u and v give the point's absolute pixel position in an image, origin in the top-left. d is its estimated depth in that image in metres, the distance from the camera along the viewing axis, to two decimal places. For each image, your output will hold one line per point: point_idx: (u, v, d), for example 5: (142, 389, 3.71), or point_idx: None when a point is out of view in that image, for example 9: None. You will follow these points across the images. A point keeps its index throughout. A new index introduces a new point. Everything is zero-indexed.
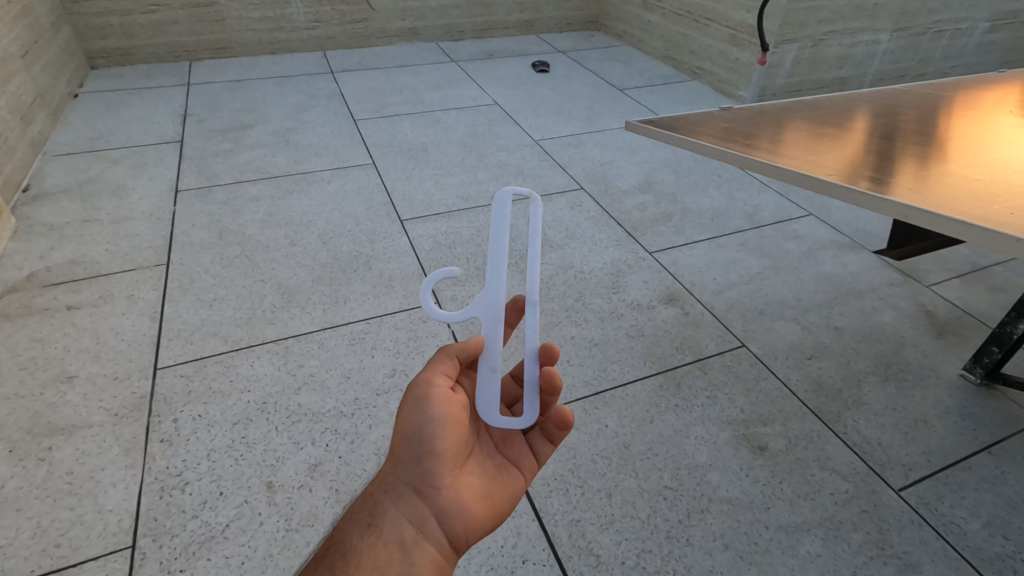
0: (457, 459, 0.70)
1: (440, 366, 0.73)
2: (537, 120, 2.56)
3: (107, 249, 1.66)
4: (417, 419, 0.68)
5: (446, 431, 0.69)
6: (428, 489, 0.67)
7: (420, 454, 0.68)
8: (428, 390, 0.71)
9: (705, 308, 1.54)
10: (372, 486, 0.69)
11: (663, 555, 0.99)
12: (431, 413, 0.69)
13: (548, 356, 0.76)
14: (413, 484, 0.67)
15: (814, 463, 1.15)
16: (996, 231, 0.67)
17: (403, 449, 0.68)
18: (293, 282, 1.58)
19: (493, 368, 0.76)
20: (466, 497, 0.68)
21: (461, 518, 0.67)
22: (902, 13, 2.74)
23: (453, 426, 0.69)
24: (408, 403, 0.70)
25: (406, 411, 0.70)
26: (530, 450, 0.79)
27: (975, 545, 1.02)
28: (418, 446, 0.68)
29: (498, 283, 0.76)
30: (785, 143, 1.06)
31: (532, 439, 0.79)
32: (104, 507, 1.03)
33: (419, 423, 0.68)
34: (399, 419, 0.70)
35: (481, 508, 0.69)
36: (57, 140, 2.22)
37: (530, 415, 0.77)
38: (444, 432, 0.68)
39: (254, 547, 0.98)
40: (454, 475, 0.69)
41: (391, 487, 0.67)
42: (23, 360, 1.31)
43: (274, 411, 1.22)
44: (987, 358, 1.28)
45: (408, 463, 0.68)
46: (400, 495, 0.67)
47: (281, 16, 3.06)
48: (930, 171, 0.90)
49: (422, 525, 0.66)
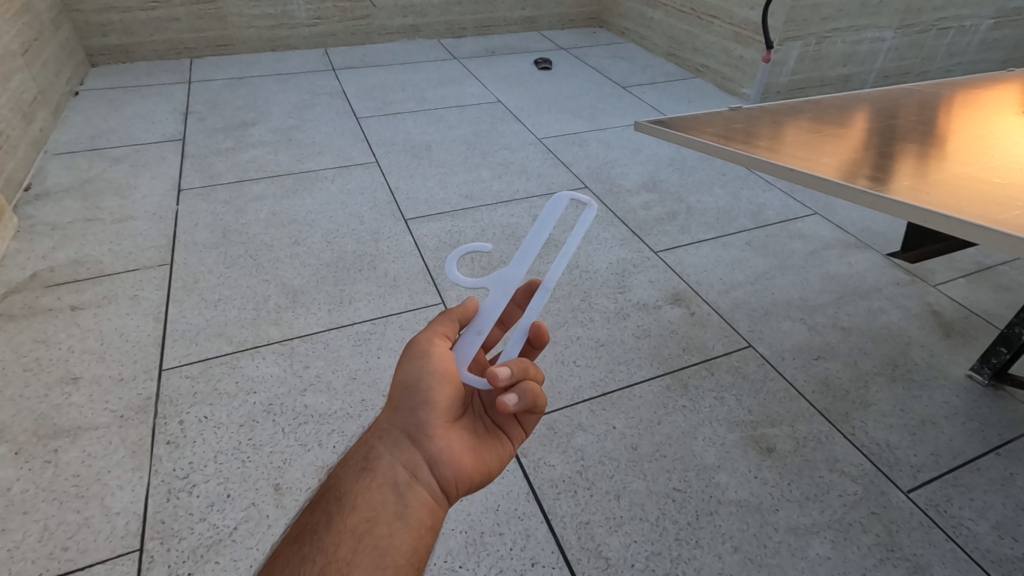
0: (450, 410, 0.71)
1: (437, 327, 0.77)
2: (540, 118, 2.55)
3: (110, 249, 1.65)
4: (413, 371, 0.71)
5: (438, 382, 0.71)
6: (421, 437, 0.69)
7: (414, 404, 0.70)
8: (425, 346, 0.74)
9: (711, 308, 1.54)
10: (370, 435, 0.71)
11: (672, 558, 0.99)
12: (425, 365, 0.72)
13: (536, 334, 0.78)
14: (406, 432, 0.69)
15: (822, 464, 1.15)
16: (999, 232, 0.66)
17: (398, 399, 0.71)
18: (298, 282, 1.57)
19: (480, 330, 0.79)
20: (457, 447, 0.69)
21: (452, 464, 0.68)
22: (907, 10, 2.73)
23: (445, 377, 0.71)
24: (406, 357, 0.74)
25: (403, 364, 0.73)
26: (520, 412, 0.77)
27: (985, 547, 1.02)
28: (412, 396, 0.70)
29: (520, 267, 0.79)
30: (787, 141, 1.05)
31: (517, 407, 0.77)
32: (111, 509, 1.03)
33: (413, 374, 0.71)
34: (397, 371, 0.73)
35: (473, 457, 0.70)
36: (58, 138, 2.21)
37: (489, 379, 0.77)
38: (437, 384, 0.71)
39: (262, 550, 0.98)
40: (445, 426, 0.70)
41: (386, 435, 0.70)
42: (28, 361, 1.30)
43: (281, 412, 1.22)
44: (995, 358, 1.28)
45: (402, 412, 0.70)
46: (394, 442, 0.69)
47: (282, 13, 3.04)
48: (941, 172, 0.88)
49: (414, 470, 0.67)
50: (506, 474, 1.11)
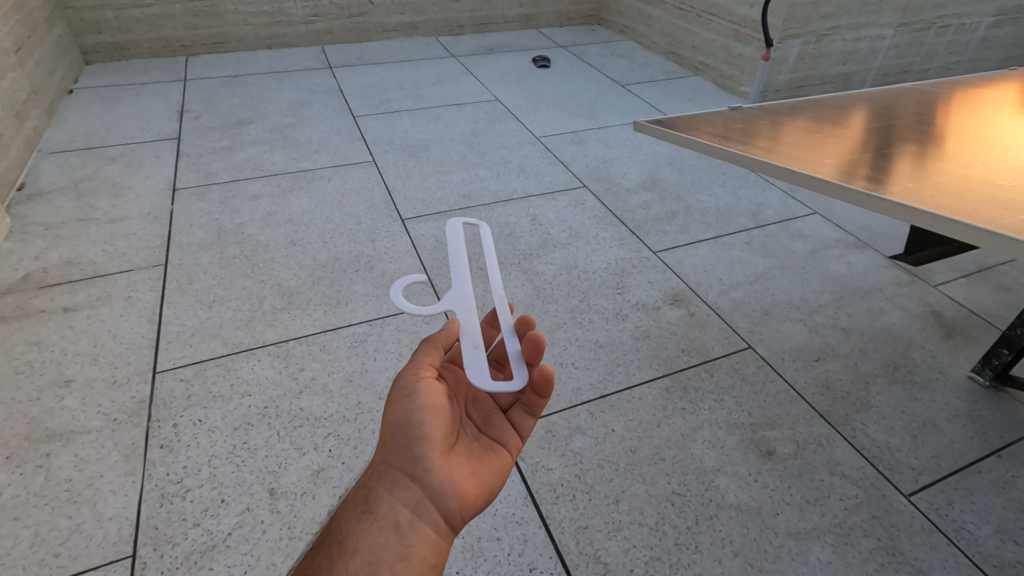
0: (445, 442, 0.71)
1: (424, 359, 0.78)
2: (539, 116, 2.54)
3: (104, 249, 1.64)
4: (405, 408, 0.72)
5: (432, 417, 0.71)
6: (420, 473, 0.69)
7: (409, 440, 0.70)
8: (414, 381, 0.74)
9: (710, 308, 1.53)
10: (367, 476, 0.72)
11: (671, 563, 0.98)
12: (417, 400, 0.72)
13: (525, 325, 0.82)
14: (403, 469, 0.69)
15: (823, 467, 1.14)
16: (994, 232, 0.66)
17: (392, 438, 0.71)
18: (294, 283, 1.56)
19: (476, 344, 0.76)
20: (457, 476, 0.69)
21: (453, 496, 0.68)
22: (906, 8, 2.72)
23: (438, 410, 0.72)
24: (396, 395, 0.74)
25: (394, 402, 0.74)
26: (514, 426, 0.79)
27: (987, 551, 1.01)
28: (407, 433, 0.71)
29: (464, 282, 0.84)
30: (785, 141, 1.03)
31: (512, 416, 0.80)
32: (103, 515, 1.01)
33: (405, 411, 0.72)
34: (389, 410, 0.73)
35: (473, 486, 0.70)
36: (52, 137, 2.19)
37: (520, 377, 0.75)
38: (430, 417, 0.71)
39: (257, 556, 0.97)
40: (443, 456, 0.70)
41: (384, 475, 0.70)
42: (20, 364, 1.29)
43: (275, 415, 1.20)
44: (996, 360, 1.27)
45: (397, 450, 0.70)
46: (393, 481, 0.69)
47: (278, 10, 3.01)
48: (944, 172, 0.87)
49: (416, 507, 0.68)
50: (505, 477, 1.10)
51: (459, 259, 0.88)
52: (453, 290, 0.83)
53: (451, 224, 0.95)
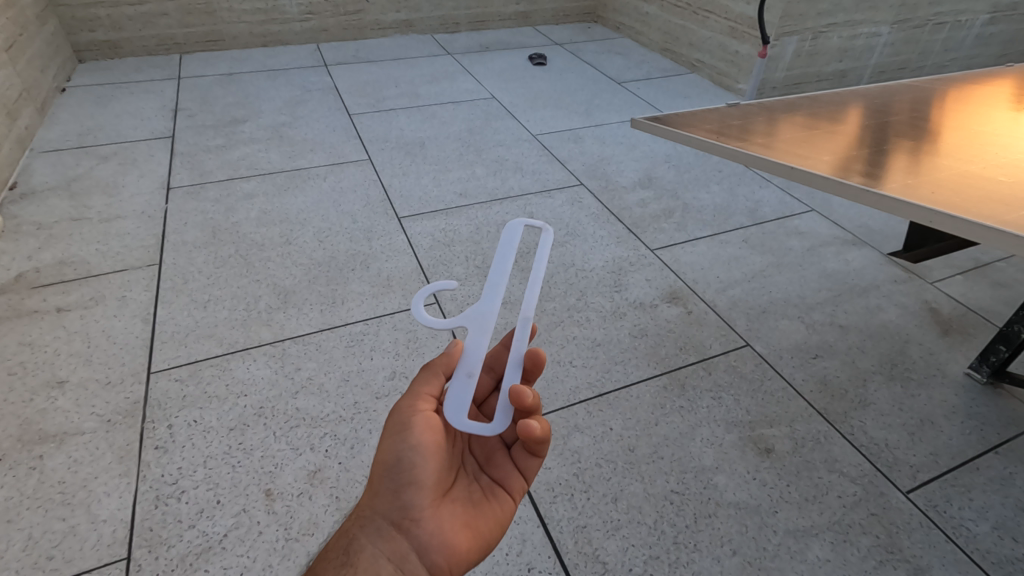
0: (437, 489, 0.69)
1: (421, 390, 0.75)
2: (535, 114, 2.53)
3: (97, 249, 1.62)
4: (396, 450, 0.70)
5: (425, 461, 0.69)
6: (408, 523, 0.67)
7: (398, 485, 0.68)
8: (409, 417, 0.72)
9: (708, 306, 1.52)
10: (352, 523, 0.69)
11: (670, 562, 0.98)
12: (409, 442, 0.70)
13: (533, 362, 0.74)
14: (390, 518, 0.67)
15: (821, 465, 1.14)
16: (992, 228, 0.65)
17: (381, 482, 0.69)
18: (290, 282, 1.54)
19: (470, 373, 0.75)
20: (448, 528, 0.68)
21: (441, 550, 0.66)
22: (902, 5, 2.72)
23: (431, 453, 0.70)
24: (389, 433, 0.72)
25: (386, 441, 0.71)
26: (517, 468, 0.76)
27: (985, 547, 1.01)
28: (396, 478, 0.69)
29: (494, 298, 0.79)
30: (783, 138, 1.03)
31: (515, 456, 0.76)
32: (98, 517, 1.01)
33: (396, 452, 0.70)
34: (379, 450, 0.71)
35: (465, 538, 0.68)
36: (45, 136, 2.17)
37: (501, 423, 0.72)
38: (422, 460, 0.69)
39: (253, 557, 0.96)
40: (434, 505, 0.68)
41: (369, 523, 0.68)
42: (13, 365, 1.28)
43: (271, 416, 1.19)
44: (994, 357, 1.27)
45: (385, 495, 0.68)
46: (378, 530, 0.67)
47: (272, 8, 3.00)
48: (943, 168, 0.87)
49: (400, 561, 0.65)
50: None
51: (502, 267, 0.81)
52: (481, 304, 0.79)
53: (513, 223, 0.84)
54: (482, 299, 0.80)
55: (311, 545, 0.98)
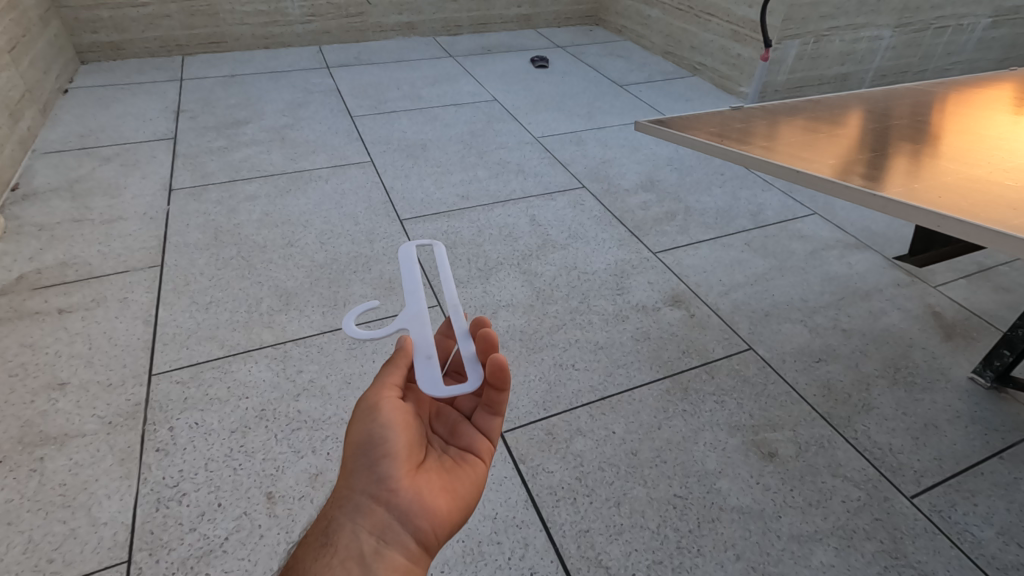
0: (412, 459, 0.67)
1: (386, 378, 0.73)
2: (537, 117, 2.53)
3: (99, 250, 1.62)
4: (367, 428, 0.68)
5: (396, 434, 0.68)
6: (386, 495, 0.65)
7: (372, 461, 0.66)
8: (376, 398, 0.71)
9: (710, 309, 1.52)
10: (329, 505, 0.67)
11: (673, 567, 0.97)
12: (379, 418, 0.68)
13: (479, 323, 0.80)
14: (368, 494, 0.65)
15: (825, 469, 1.13)
16: (995, 231, 0.65)
17: (354, 460, 0.67)
18: (292, 284, 1.54)
19: (428, 355, 0.75)
20: (428, 494, 0.65)
21: (424, 516, 0.64)
22: (904, 9, 2.72)
23: (402, 426, 0.68)
24: (358, 416, 0.70)
25: (355, 423, 0.69)
26: (481, 431, 0.76)
27: (990, 553, 1.00)
28: (370, 454, 0.66)
29: (418, 300, 0.83)
30: (784, 140, 1.03)
31: (478, 420, 0.77)
32: (98, 520, 1.00)
33: (367, 431, 0.67)
34: (349, 432, 0.69)
35: (446, 502, 0.66)
36: (47, 137, 2.17)
37: (475, 377, 0.72)
38: (394, 433, 0.68)
39: (254, 561, 0.96)
40: (411, 474, 0.66)
41: (346, 503, 0.65)
42: (15, 367, 1.27)
43: (273, 418, 1.19)
44: (998, 361, 1.27)
45: (360, 473, 0.66)
46: (356, 507, 0.65)
47: (275, 10, 3.00)
48: (946, 172, 0.86)
49: (382, 533, 0.63)
50: (506, 482, 1.09)
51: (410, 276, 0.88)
52: (408, 308, 0.82)
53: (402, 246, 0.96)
54: (406, 305, 0.83)
55: None
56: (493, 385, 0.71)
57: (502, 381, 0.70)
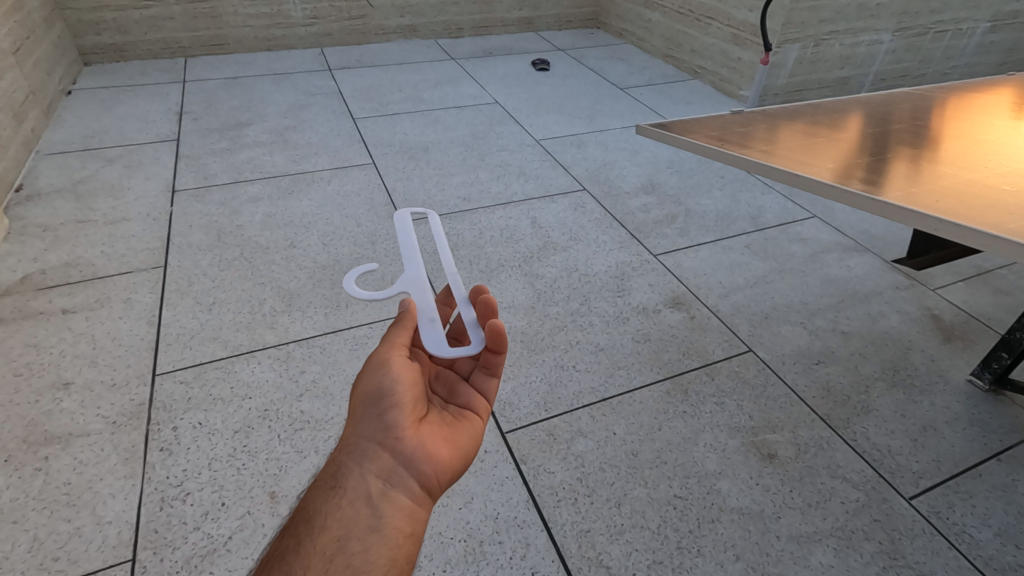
0: (416, 411, 0.71)
1: (395, 338, 0.76)
2: (538, 119, 2.54)
3: (102, 251, 1.63)
4: (376, 380, 0.71)
5: (403, 386, 0.71)
6: (392, 442, 0.68)
7: (380, 411, 0.69)
8: (385, 355, 0.74)
9: (710, 311, 1.53)
10: (338, 452, 0.70)
11: (674, 567, 0.98)
12: (386, 371, 0.71)
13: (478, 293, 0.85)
14: (375, 439, 0.68)
15: (824, 471, 1.14)
16: (992, 235, 0.66)
17: (362, 410, 0.70)
18: (294, 285, 1.55)
19: (432, 318, 0.80)
20: (430, 443, 0.69)
21: (427, 462, 0.68)
22: (904, 13, 2.74)
23: (409, 380, 0.72)
24: (366, 370, 0.73)
25: (364, 376, 0.72)
26: (478, 391, 0.79)
27: (988, 554, 1.01)
28: (377, 404, 0.70)
29: (417, 266, 0.88)
30: (784, 144, 1.04)
31: (475, 380, 0.80)
32: (103, 518, 1.01)
33: (375, 383, 0.71)
34: (358, 384, 0.72)
35: (447, 450, 0.70)
36: (51, 138, 2.18)
37: (477, 341, 0.77)
38: (401, 385, 0.70)
39: (258, 560, 0.96)
40: (415, 425, 0.69)
41: (355, 448, 0.69)
42: (19, 367, 1.28)
43: (276, 418, 1.20)
44: (996, 364, 1.28)
45: (369, 421, 0.69)
46: (364, 452, 0.68)
47: (278, 13, 3.02)
48: (944, 176, 0.87)
49: (388, 476, 0.67)
50: (507, 482, 1.10)
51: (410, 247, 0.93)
52: (407, 273, 0.86)
53: (399, 215, 1.00)
54: (406, 270, 0.87)
55: None
56: (492, 347, 0.75)
57: (500, 343, 0.75)
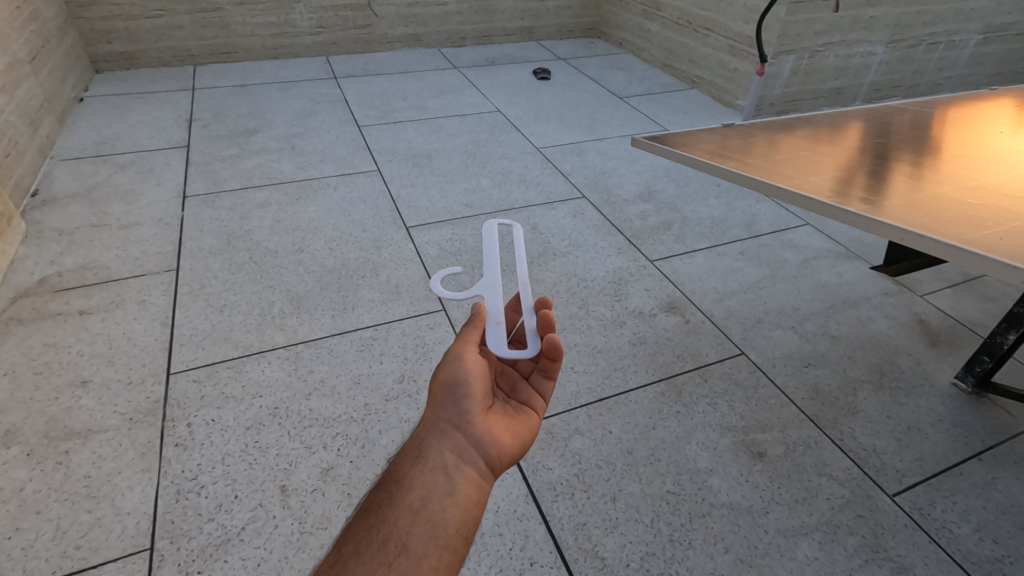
0: (485, 401, 0.75)
1: (468, 336, 0.81)
2: (539, 128, 2.60)
3: (117, 255, 1.68)
4: (453, 371, 0.76)
5: (475, 376, 0.76)
6: (464, 425, 0.73)
7: (455, 397, 0.75)
8: (460, 350, 0.79)
9: (705, 315, 1.58)
10: (418, 428, 0.75)
11: (665, 558, 1.03)
12: (462, 364, 0.77)
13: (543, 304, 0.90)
14: (451, 421, 0.73)
15: (812, 469, 1.19)
16: (952, 244, 0.70)
17: (440, 395, 0.75)
18: (302, 289, 1.60)
19: (498, 321, 0.87)
20: (497, 428, 0.73)
21: (493, 445, 0.72)
22: (897, 25, 2.80)
23: (481, 373, 0.77)
24: (445, 363, 0.78)
25: (443, 366, 0.78)
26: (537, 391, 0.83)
27: (966, 548, 1.06)
28: (454, 391, 0.75)
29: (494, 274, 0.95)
30: (781, 157, 1.08)
31: (534, 381, 0.84)
32: (122, 509, 1.06)
33: (453, 373, 0.76)
34: (437, 374, 0.77)
35: (509, 437, 0.73)
36: (64, 144, 2.24)
37: (534, 347, 0.84)
38: (477, 377, 0.76)
39: (269, 550, 1.01)
40: (483, 412, 0.74)
41: (433, 426, 0.73)
42: (39, 365, 1.33)
43: (286, 415, 1.25)
44: (978, 367, 1.33)
45: (446, 405, 0.74)
46: (441, 431, 0.72)
47: (285, 22, 3.08)
48: (918, 190, 0.91)
49: (460, 453, 0.71)
50: (506, 477, 1.14)
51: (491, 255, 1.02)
52: (484, 279, 0.94)
53: (487, 224, 1.08)
54: (483, 277, 0.94)
55: (325, 538, 1.03)
56: (547, 355, 0.78)
57: (555, 353, 0.77)
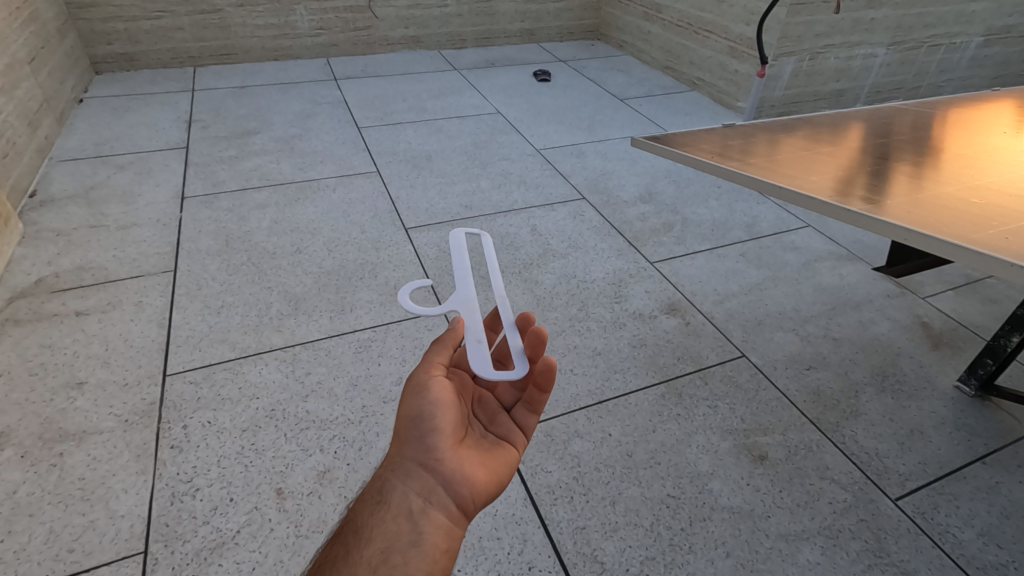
0: (457, 434, 0.73)
1: (432, 359, 0.80)
2: (540, 129, 2.60)
3: (114, 256, 1.68)
4: (418, 405, 0.74)
5: (442, 409, 0.74)
6: (432, 463, 0.71)
7: (422, 433, 0.72)
8: (425, 380, 0.77)
9: (705, 318, 1.57)
10: (384, 467, 0.73)
11: (665, 563, 1.01)
12: (426, 395, 0.74)
13: (526, 321, 0.84)
14: (417, 460, 0.71)
15: (814, 472, 1.18)
16: (953, 243, 0.69)
17: (406, 431, 0.73)
18: (299, 290, 1.59)
19: (479, 339, 0.79)
20: (468, 466, 0.71)
21: (464, 484, 0.70)
22: (898, 28, 2.79)
23: (449, 404, 0.74)
24: (409, 394, 0.76)
25: (407, 400, 0.76)
26: (517, 425, 0.81)
27: (970, 554, 1.04)
28: (420, 426, 0.73)
29: (467, 286, 0.88)
30: (775, 160, 1.06)
31: (516, 414, 0.82)
32: (116, 513, 1.05)
33: (418, 407, 0.74)
34: (402, 406, 0.75)
35: (483, 474, 0.72)
36: (63, 145, 2.24)
37: (522, 367, 0.77)
38: (442, 411, 0.73)
39: (265, 553, 1.00)
40: (454, 448, 0.72)
41: (398, 466, 0.72)
42: (34, 366, 1.32)
43: (282, 417, 1.24)
44: (981, 370, 1.32)
45: (411, 442, 0.72)
46: (407, 472, 0.71)
47: (285, 24, 3.08)
48: (919, 191, 0.90)
49: (428, 495, 0.70)
50: None
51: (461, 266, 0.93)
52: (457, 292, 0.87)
53: (453, 235, 1.01)
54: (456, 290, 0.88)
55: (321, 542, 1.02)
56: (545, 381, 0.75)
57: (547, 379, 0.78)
